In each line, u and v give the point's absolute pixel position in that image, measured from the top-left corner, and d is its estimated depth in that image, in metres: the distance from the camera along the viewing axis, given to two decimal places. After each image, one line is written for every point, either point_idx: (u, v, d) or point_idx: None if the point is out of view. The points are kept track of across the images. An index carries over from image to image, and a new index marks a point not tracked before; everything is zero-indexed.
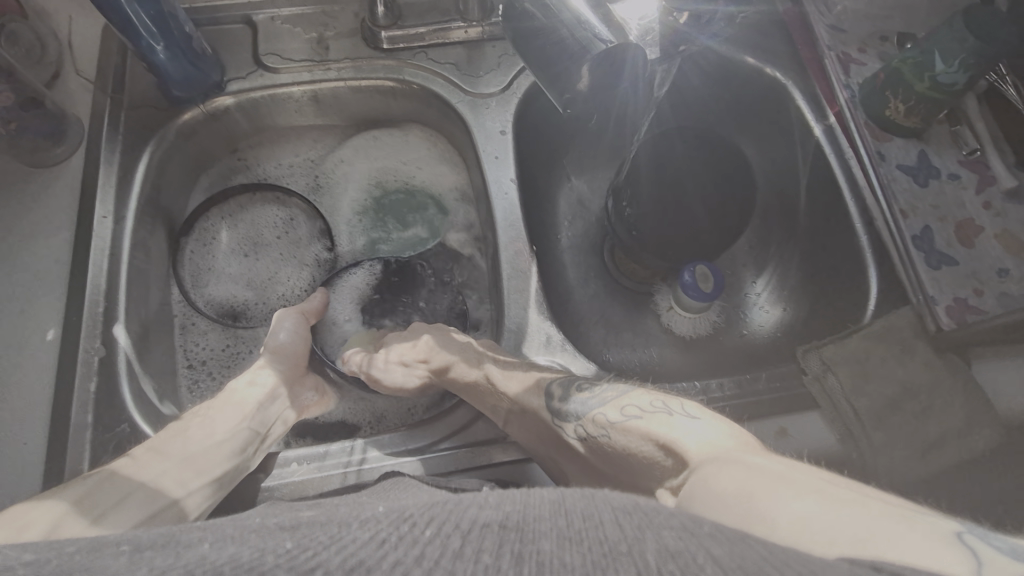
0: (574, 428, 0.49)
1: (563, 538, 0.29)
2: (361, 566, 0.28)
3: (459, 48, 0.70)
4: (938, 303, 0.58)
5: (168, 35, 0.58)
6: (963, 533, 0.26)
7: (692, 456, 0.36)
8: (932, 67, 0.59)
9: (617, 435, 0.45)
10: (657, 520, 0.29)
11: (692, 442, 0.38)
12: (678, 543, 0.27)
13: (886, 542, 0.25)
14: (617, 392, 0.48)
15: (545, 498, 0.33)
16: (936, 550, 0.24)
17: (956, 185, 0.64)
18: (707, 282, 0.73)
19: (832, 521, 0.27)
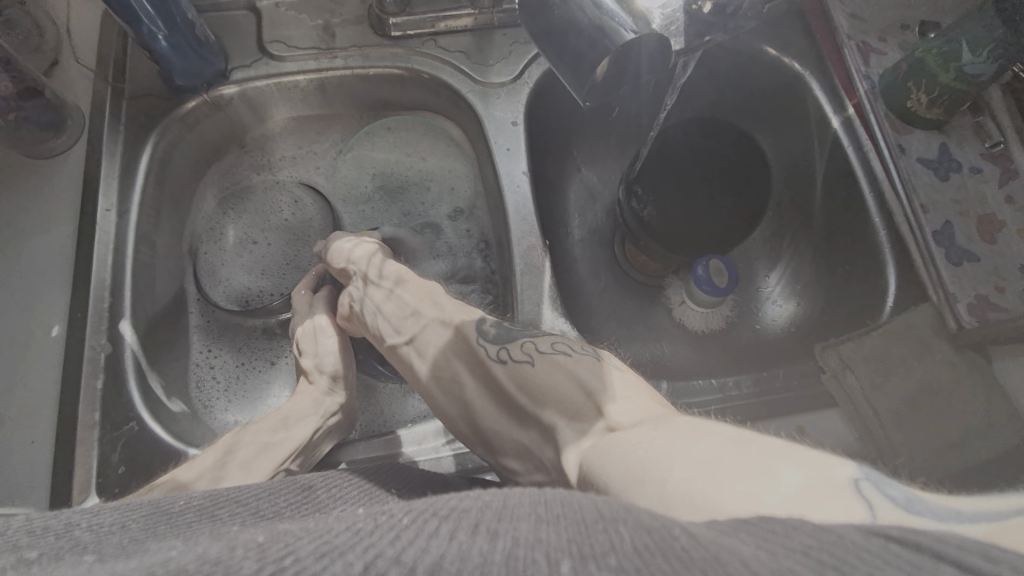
0: (499, 351, 0.49)
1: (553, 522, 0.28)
2: (337, 556, 0.26)
3: (469, 35, 0.68)
4: (960, 301, 0.57)
5: (171, 22, 0.56)
6: (861, 481, 0.26)
7: (609, 410, 0.40)
8: (959, 57, 0.57)
9: (544, 369, 0.46)
10: (627, 504, 0.27)
11: (624, 394, 0.41)
12: (654, 522, 0.25)
13: (777, 499, 0.26)
14: (547, 336, 0.50)
15: (525, 492, 0.32)
16: (833, 504, 0.25)
17: (977, 179, 0.63)
18: (720, 276, 0.72)
19: (732, 483, 0.27)
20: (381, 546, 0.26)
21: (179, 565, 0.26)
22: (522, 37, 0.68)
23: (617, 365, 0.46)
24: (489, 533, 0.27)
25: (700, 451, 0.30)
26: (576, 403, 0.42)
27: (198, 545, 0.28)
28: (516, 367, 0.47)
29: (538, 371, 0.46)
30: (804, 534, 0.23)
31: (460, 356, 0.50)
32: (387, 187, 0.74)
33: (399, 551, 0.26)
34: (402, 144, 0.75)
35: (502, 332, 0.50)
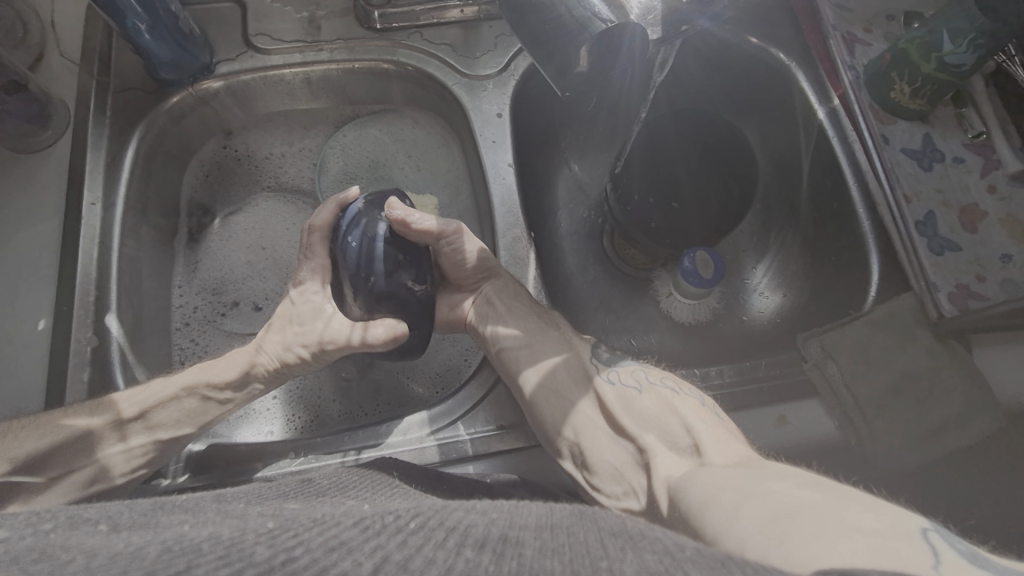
0: (609, 373, 0.56)
1: (561, 550, 0.29)
2: (346, 551, 0.28)
3: (456, 28, 0.68)
4: (940, 290, 0.58)
5: (154, 14, 0.56)
6: (928, 530, 0.29)
7: (706, 449, 0.45)
8: (940, 47, 0.57)
9: (646, 402, 0.53)
10: (641, 543, 0.29)
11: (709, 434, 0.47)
12: (659, 564, 0.26)
13: (848, 543, 0.27)
14: (656, 371, 0.57)
15: (533, 511, 0.34)
16: (887, 544, 0.27)
17: (960, 168, 0.63)
18: (707, 268, 0.72)
19: (785, 526, 0.30)
20: (389, 548, 0.28)
21: (170, 555, 0.26)
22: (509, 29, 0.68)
23: (715, 406, 0.52)
24: (497, 551, 0.28)
25: (772, 494, 0.34)
26: (678, 437, 0.48)
27: (190, 534, 0.28)
28: (621, 393, 0.54)
29: (643, 400, 0.53)
30: (855, 572, 0.24)
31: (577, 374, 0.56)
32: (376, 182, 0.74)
33: (407, 558, 0.28)
34: (388, 138, 0.74)
35: (614, 358, 0.58)
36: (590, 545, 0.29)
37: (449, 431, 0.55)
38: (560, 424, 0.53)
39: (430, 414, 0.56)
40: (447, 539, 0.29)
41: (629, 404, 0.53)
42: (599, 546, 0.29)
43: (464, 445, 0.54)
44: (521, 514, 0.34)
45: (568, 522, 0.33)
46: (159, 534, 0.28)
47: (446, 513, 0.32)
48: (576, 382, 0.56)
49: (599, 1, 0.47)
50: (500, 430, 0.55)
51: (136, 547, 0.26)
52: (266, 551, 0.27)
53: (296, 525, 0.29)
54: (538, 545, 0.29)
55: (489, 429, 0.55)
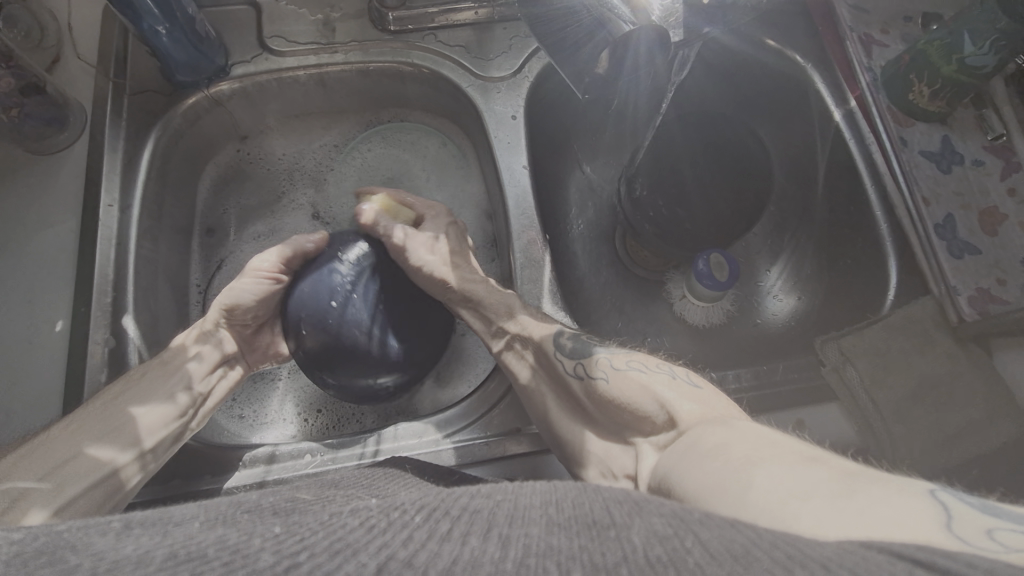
0: (575, 366, 0.51)
1: (567, 522, 0.28)
2: (353, 553, 0.27)
3: (470, 29, 0.68)
4: (960, 293, 0.57)
5: (171, 16, 0.56)
6: (937, 491, 0.26)
7: (684, 420, 0.41)
8: (960, 49, 0.57)
9: (616, 383, 0.48)
10: (648, 508, 0.29)
11: (688, 407, 0.42)
12: (667, 528, 0.26)
13: (846, 513, 0.25)
14: (623, 353, 0.51)
15: (537, 489, 0.34)
16: (903, 505, 0.25)
17: (979, 171, 0.62)
18: (722, 270, 0.71)
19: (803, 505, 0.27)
20: (393, 547, 0.27)
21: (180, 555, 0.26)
22: (523, 30, 0.68)
23: (695, 380, 0.47)
24: (504, 535, 0.28)
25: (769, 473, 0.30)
26: (653, 417, 0.44)
27: (198, 540, 0.28)
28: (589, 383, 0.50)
29: (613, 386, 0.48)
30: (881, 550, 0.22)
31: (545, 367, 0.53)
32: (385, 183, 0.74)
33: (412, 554, 0.27)
34: (408, 143, 0.75)
35: (579, 345, 0.52)
36: (596, 512, 0.29)
37: (465, 434, 0.55)
38: (546, 415, 0.51)
39: (447, 416, 0.56)
40: (452, 530, 0.29)
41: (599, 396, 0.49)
42: (606, 513, 0.29)
43: (479, 448, 0.54)
44: (526, 494, 0.33)
45: (572, 495, 0.32)
46: (166, 538, 0.28)
47: (449, 500, 0.32)
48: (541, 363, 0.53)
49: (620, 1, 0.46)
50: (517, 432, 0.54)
51: (152, 561, 0.26)
52: (271, 558, 0.26)
53: (303, 529, 0.29)
54: (545, 521, 0.29)
55: (502, 433, 0.55)
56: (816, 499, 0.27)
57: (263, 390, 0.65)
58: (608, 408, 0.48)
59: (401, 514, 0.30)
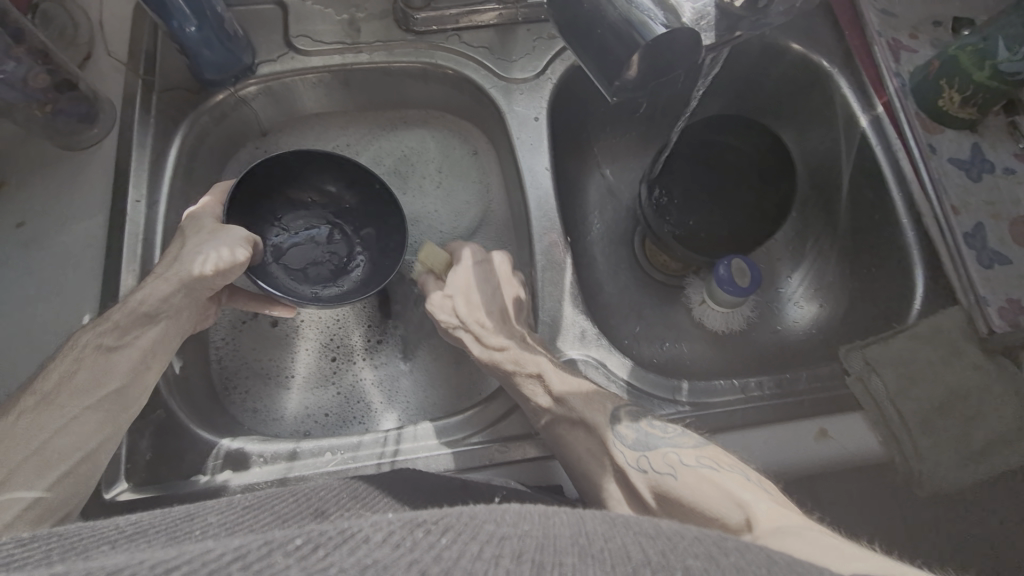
0: (638, 460, 0.46)
1: (603, 558, 0.28)
2: (383, 568, 0.26)
3: (493, 31, 0.68)
4: (990, 304, 0.56)
5: (201, 14, 0.56)
6: None
7: (761, 524, 0.37)
8: (993, 55, 0.56)
9: (687, 484, 0.43)
10: (681, 546, 0.29)
11: (770, 508, 0.38)
12: (705, 574, 0.26)
13: None
14: (692, 445, 0.46)
15: (566, 520, 0.33)
16: None
17: (1010, 179, 0.62)
18: (743, 276, 0.70)
19: None
20: (425, 562, 0.27)
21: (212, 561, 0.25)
22: (547, 32, 0.68)
23: (771, 486, 0.42)
24: (537, 561, 0.28)
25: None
26: (726, 520, 0.39)
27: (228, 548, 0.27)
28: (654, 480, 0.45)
29: (681, 487, 0.43)
30: None
31: (596, 456, 0.49)
32: (402, 180, 0.73)
33: (447, 569, 0.26)
34: (429, 139, 0.75)
35: (641, 438, 0.47)
36: (631, 549, 0.29)
37: (483, 436, 0.55)
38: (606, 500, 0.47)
39: (468, 417, 0.55)
40: (485, 551, 0.28)
41: (665, 499, 0.43)
42: (639, 549, 0.29)
43: (497, 450, 0.54)
44: (554, 523, 0.32)
45: (603, 528, 0.32)
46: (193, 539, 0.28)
47: (477, 524, 0.31)
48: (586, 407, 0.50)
49: (652, 4, 0.46)
50: (535, 436, 0.54)
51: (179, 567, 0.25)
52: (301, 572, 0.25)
53: (327, 533, 0.28)
54: (577, 552, 0.29)
55: (524, 434, 0.55)
56: None
57: (280, 386, 0.65)
58: (677, 516, 0.42)
59: (425, 533, 0.29)
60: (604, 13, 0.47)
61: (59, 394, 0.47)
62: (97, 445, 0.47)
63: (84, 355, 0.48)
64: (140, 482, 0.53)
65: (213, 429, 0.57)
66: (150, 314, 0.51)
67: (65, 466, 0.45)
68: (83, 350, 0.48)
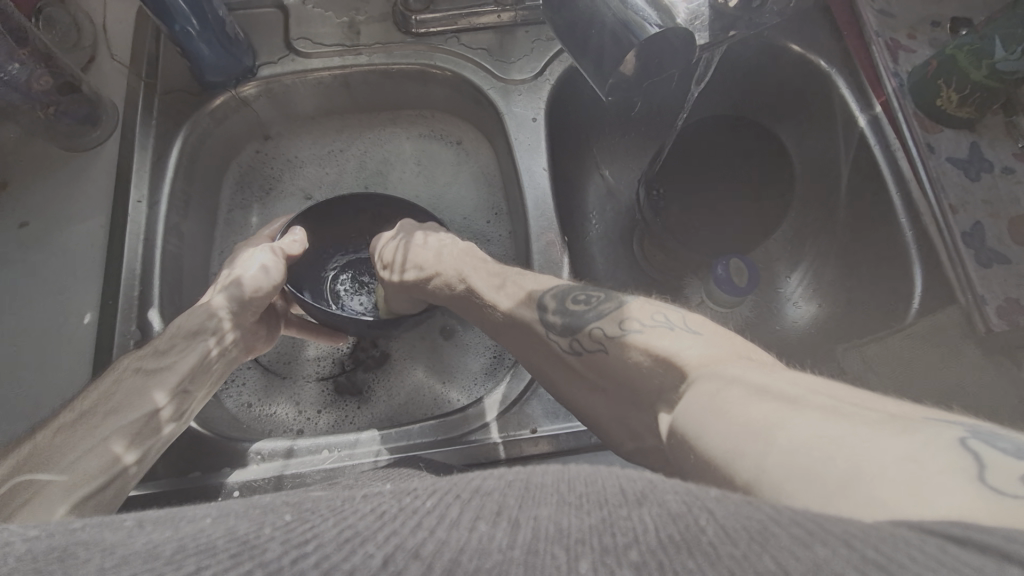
0: (572, 344, 0.44)
1: (578, 505, 0.25)
2: (363, 541, 0.25)
3: (492, 33, 0.68)
4: (989, 304, 0.55)
5: (204, 18, 0.57)
6: (967, 439, 0.21)
7: (690, 367, 0.33)
8: (991, 54, 0.56)
9: (619, 355, 0.40)
10: (662, 487, 0.25)
11: (695, 353, 0.34)
12: (682, 505, 0.23)
13: (887, 467, 0.20)
14: (619, 310, 0.43)
15: (548, 468, 0.30)
16: (932, 454, 0.20)
17: (1010, 178, 0.62)
18: (741, 276, 0.71)
19: (847, 454, 0.21)
20: (402, 536, 0.25)
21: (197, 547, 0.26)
22: (545, 34, 0.68)
23: (696, 325, 0.38)
24: (513, 521, 0.25)
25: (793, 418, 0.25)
26: (658, 376, 0.36)
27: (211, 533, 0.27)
28: (591, 358, 0.42)
29: (613, 355, 0.40)
30: (911, 523, 0.18)
31: (536, 343, 0.47)
32: (379, 184, 0.75)
33: (420, 544, 0.24)
34: (426, 141, 0.75)
35: (571, 320, 0.45)
36: (608, 495, 0.25)
37: (480, 433, 0.55)
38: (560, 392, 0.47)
39: (465, 414, 0.56)
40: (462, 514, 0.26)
41: (601, 370, 0.41)
42: (618, 494, 0.25)
43: (491, 448, 0.54)
44: (537, 473, 0.29)
45: (584, 476, 0.28)
46: (181, 526, 0.28)
47: (464, 483, 0.30)
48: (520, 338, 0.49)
49: (647, 5, 0.46)
50: (533, 434, 0.54)
51: (169, 552, 0.26)
52: (279, 548, 0.25)
53: None
54: (556, 502, 0.26)
55: (522, 431, 0.55)
56: (843, 454, 0.22)
57: (280, 384, 0.65)
58: (617, 386, 0.40)
59: (414, 500, 0.28)
60: (599, 14, 0.47)
61: (95, 412, 0.47)
62: (125, 465, 0.45)
63: (124, 377, 0.50)
64: (139, 479, 0.53)
65: (211, 426, 0.57)
66: (194, 331, 0.53)
67: (96, 478, 0.44)
68: (125, 373, 0.50)
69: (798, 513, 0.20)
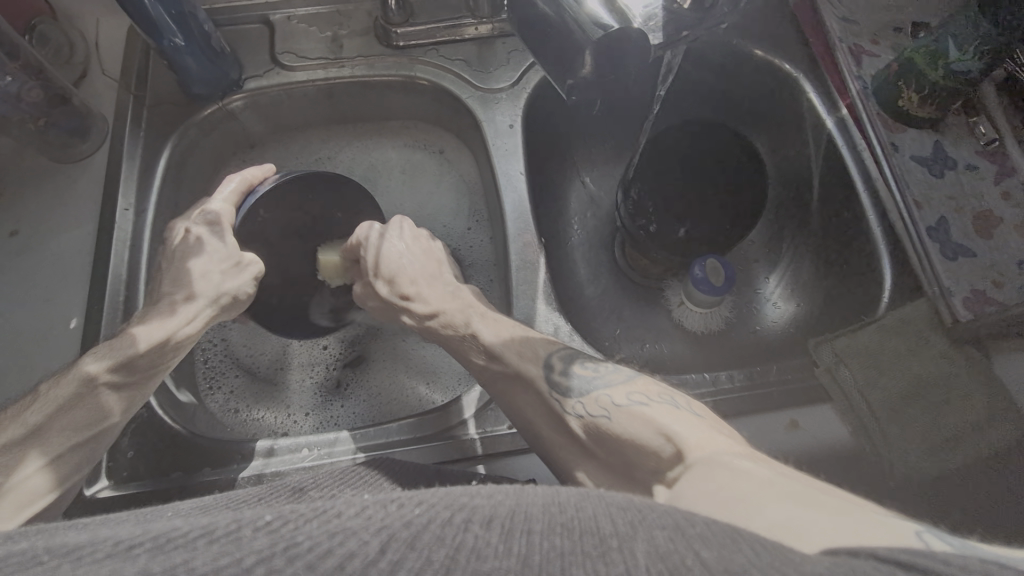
0: (572, 406, 0.45)
1: (569, 525, 0.28)
2: (351, 533, 0.27)
3: (470, 44, 0.71)
4: (954, 295, 0.57)
5: (188, 30, 0.60)
6: (923, 533, 0.26)
7: (691, 452, 0.35)
8: (947, 54, 0.60)
9: (623, 424, 0.41)
10: (650, 518, 0.28)
11: (695, 436, 0.36)
12: (669, 543, 0.26)
13: (845, 530, 0.26)
14: (622, 380, 0.46)
15: (537, 493, 0.33)
16: (880, 529, 0.26)
17: (973, 175, 0.64)
18: (718, 275, 0.75)
19: (814, 518, 0.27)
20: (396, 527, 0.28)
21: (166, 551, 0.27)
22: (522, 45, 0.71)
23: (699, 411, 0.42)
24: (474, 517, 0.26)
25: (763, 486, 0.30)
26: (659, 452, 0.37)
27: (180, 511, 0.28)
28: (589, 425, 0.44)
29: (615, 426, 0.42)
30: (864, 555, 0.23)
31: (540, 403, 0.48)
32: None
33: (414, 537, 0.27)
34: (408, 150, 0.77)
35: (575, 382, 0.47)
36: (600, 520, 0.28)
37: (459, 430, 0.55)
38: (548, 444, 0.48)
39: (443, 412, 0.56)
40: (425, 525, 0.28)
41: (602, 439, 0.42)
42: (608, 521, 0.28)
43: (469, 444, 0.54)
44: (529, 496, 0.32)
45: (575, 498, 0.31)
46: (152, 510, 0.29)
47: (452, 499, 0.31)
48: (525, 396, 0.50)
49: None
50: (511, 429, 0.55)
51: None
52: (266, 543, 0.27)
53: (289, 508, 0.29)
54: (547, 521, 0.29)
55: (501, 428, 0.55)
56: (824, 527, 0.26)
57: (264, 388, 0.66)
58: (617, 457, 0.41)
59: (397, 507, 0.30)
60: None
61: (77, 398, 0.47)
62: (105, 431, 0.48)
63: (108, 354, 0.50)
64: (121, 479, 0.53)
65: (194, 427, 0.58)
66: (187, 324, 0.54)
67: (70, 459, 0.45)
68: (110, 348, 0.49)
69: (765, 549, 0.25)
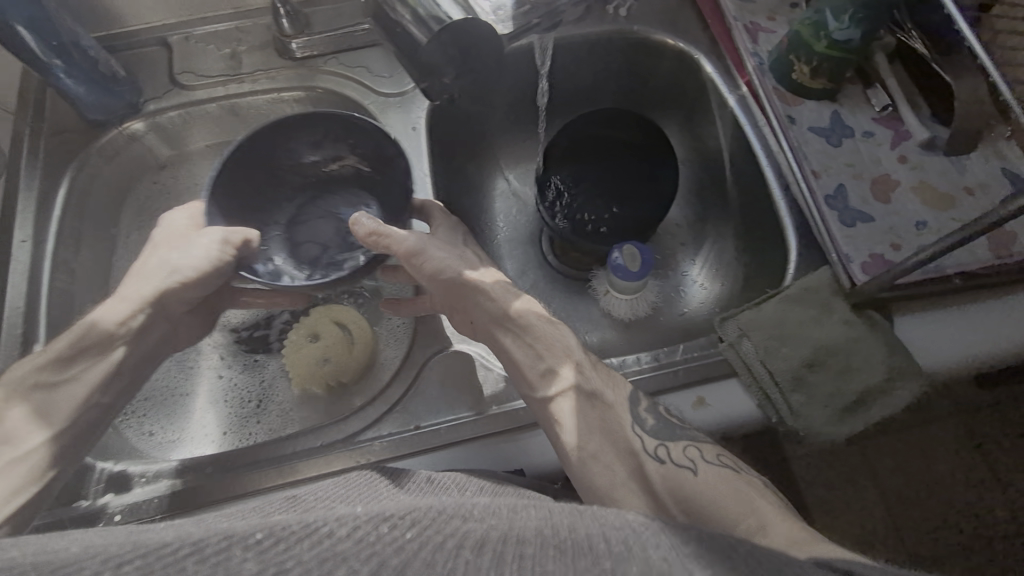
0: (658, 449, 0.47)
1: (561, 545, 0.28)
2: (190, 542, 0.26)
3: (370, 50, 0.71)
4: (853, 261, 0.58)
5: (71, 57, 0.60)
6: None
7: (779, 532, 0.39)
8: (826, 25, 0.60)
9: (706, 480, 0.45)
10: (648, 537, 0.29)
11: (781, 507, 0.43)
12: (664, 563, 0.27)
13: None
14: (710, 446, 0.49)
15: (530, 514, 0.31)
16: None
17: (870, 141, 0.64)
18: (635, 260, 0.72)
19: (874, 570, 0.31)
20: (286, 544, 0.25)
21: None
22: None
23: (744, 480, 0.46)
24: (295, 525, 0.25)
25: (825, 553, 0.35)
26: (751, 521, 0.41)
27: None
28: (668, 473, 0.46)
29: (699, 483, 0.45)
30: None
31: (611, 426, 0.49)
32: None
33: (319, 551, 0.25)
34: None
35: (662, 426, 0.49)
36: (595, 538, 0.28)
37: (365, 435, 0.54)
38: (598, 491, 0.46)
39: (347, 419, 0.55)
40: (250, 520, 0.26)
41: (677, 490, 0.45)
42: (602, 539, 0.29)
43: (376, 449, 0.54)
44: (521, 516, 0.30)
45: (569, 516, 0.31)
46: None
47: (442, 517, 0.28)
48: (592, 427, 0.48)
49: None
50: (416, 429, 0.53)
51: None
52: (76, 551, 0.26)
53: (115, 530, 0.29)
54: (540, 542, 0.28)
55: (407, 431, 0.54)
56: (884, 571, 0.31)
57: (183, 412, 0.65)
58: (697, 508, 0.44)
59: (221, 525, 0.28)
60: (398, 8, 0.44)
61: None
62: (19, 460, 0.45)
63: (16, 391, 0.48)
64: None
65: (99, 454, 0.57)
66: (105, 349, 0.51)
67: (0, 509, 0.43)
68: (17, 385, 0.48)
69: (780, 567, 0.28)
